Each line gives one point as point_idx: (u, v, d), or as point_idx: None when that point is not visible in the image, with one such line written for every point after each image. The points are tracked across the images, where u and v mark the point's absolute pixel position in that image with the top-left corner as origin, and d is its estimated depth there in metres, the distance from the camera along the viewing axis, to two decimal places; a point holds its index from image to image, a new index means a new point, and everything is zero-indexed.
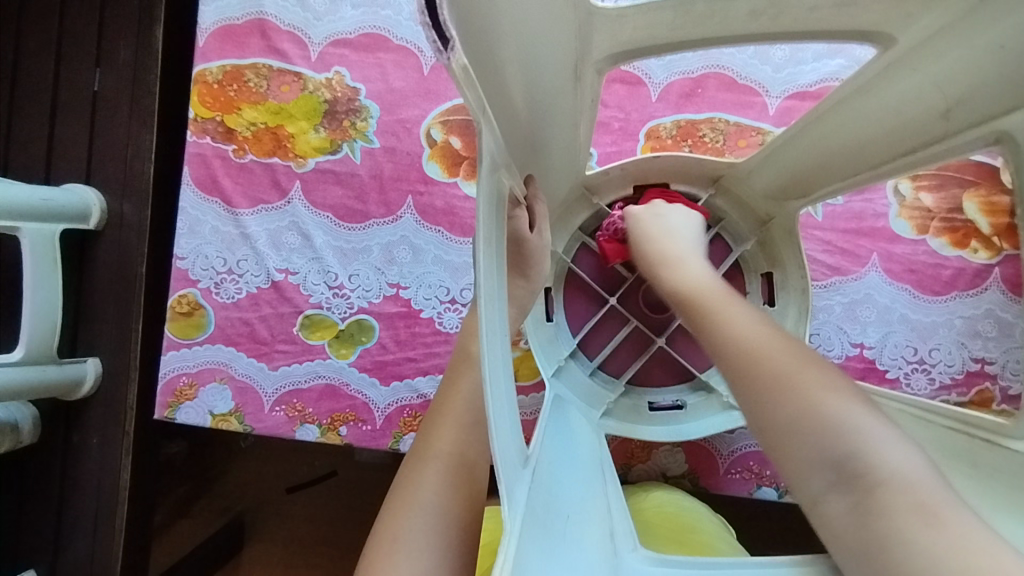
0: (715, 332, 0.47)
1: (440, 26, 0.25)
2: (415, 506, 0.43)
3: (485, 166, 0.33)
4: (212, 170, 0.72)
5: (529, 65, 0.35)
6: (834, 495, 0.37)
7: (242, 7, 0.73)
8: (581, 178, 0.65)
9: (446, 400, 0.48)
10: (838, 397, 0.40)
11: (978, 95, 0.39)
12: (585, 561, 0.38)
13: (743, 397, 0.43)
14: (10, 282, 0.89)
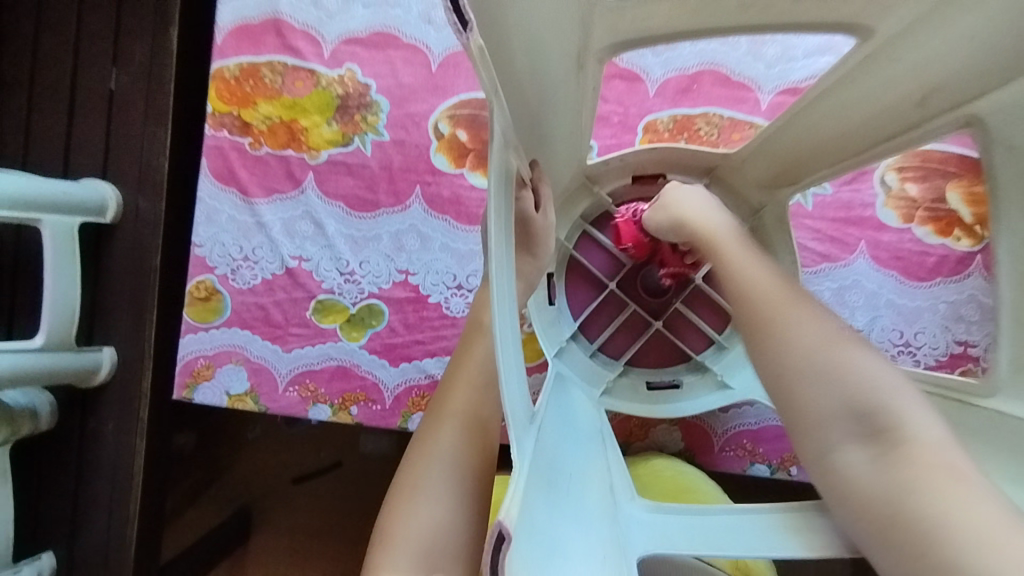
0: (748, 286, 0.46)
1: (460, 11, 0.28)
2: (434, 458, 0.48)
3: (496, 144, 0.36)
4: (229, 162, 0.76)
5: (536, 52, 0.38)
6: (854, 449, 0.40)
7: (258, 7, 0.76)
8: (582, 168, 0.68)
9: (461, 364, 0.52)
10: (873, 363, 0.42)
11: (952, 82, 0.43)
12: (588, 513, 0.42)
13: (772, 349, 0.43)
14: (30, 272, 0.92)
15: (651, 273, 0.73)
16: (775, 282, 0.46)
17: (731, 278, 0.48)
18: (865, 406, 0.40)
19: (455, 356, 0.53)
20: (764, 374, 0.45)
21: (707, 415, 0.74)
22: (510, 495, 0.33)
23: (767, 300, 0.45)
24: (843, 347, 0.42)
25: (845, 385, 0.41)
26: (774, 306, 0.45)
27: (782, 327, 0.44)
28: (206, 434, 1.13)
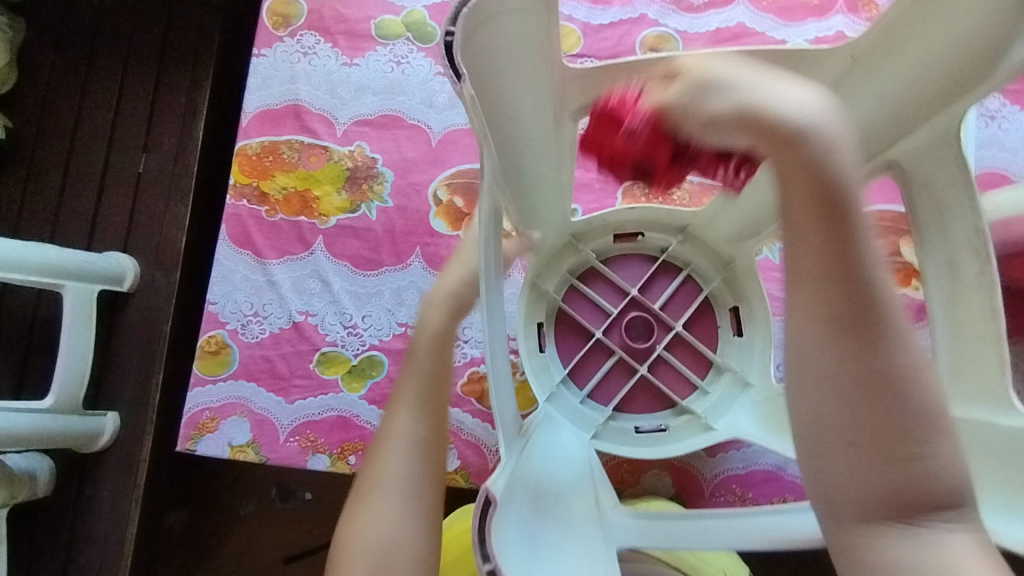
0: (869, 318, 0.34)
1: (455, 67, 0.36)
2: (385, 483, 0.50)
3: (485, 182, 0.43)
4: (246, 227, 0.83)
5: (517, 108, 0.46)
6: (896, 534, 0.35)
7: (281, 95, 0.86)
8: (566, 227, 0.75)
9: (402, 387, 0.54)
10: (955, 439, 0.36)
11: (871, 137, 0.49)
12: (566, 521, 0.48)
13: (862, 414, 0.34)
14: (47, 336, 0.97)
15: (634, 322, 0.77)
16: (891, 308, 0.35)
17: (842, 289, 0.34)
18: (931, 490, 0.35)
19: (400, 379, 0.56)
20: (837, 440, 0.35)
21: (695, 459, 0.77)
22: (497, 474, 0.41)
23: (884, 352, 0.34)
24: (938, 419, 0.35)
25: (920, 468, 0.35)
26: (886, 359, 0.34)
27: (882, 394, 0.34)
28: (198, 516, 1.03)
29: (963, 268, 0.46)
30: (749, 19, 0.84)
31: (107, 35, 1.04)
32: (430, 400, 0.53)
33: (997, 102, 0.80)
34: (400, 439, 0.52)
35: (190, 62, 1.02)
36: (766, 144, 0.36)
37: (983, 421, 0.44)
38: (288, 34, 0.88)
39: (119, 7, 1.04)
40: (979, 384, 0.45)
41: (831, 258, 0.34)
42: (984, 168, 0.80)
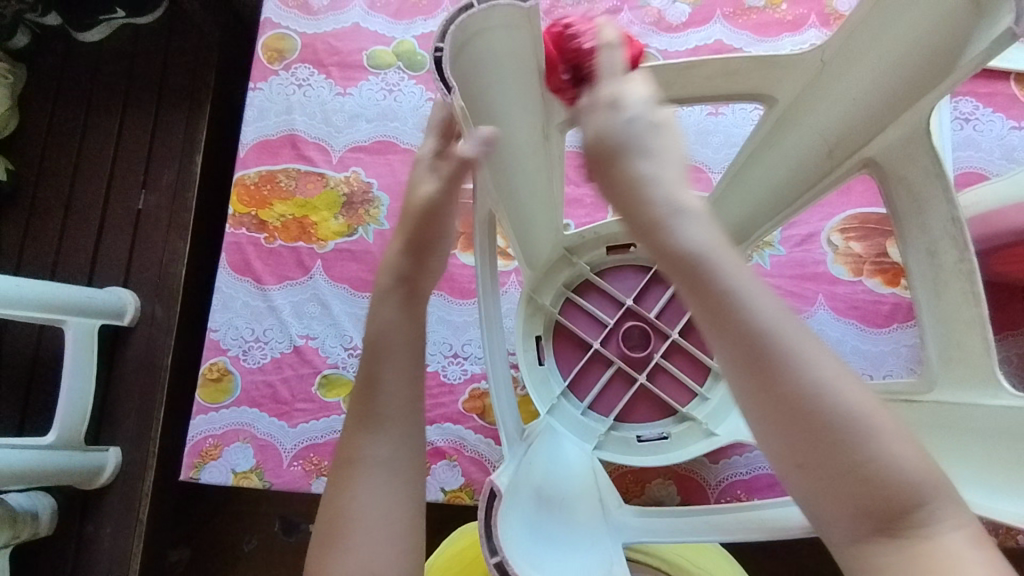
0: (770, 351, 0.34)
1: (444, 80, 0.38)
2: (353, 516, 0.45)
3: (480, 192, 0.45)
4: (246, 255, 0.84)
5: (505, 120, 0.49)
6: (884, 548, 0.34)
7: (277, 126, 0.89)
8: (560, 242, 0.76)
9: (359, 397, 0.48)
10: (896, 438, 0.34)
11: (847, 136, 0.52)
12: (573, 514, 0.50)
13: (797, 440, 0.34)
14: (48, 373, 0.98)
15: (631, 331, 0.77)
16: (789, 336, 0.34)
17: (726, 336, 0.35)
18: (898, 497, 0.33)
19: (357, 393, 0.49)
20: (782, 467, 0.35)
21: (699, 466, 0.77)
22: (501, 471, 0.44)
23: (793, 374, 0.34)
24: (878, 423, 0.34)
25: (880, 479, 0.34)
26: (800, 383, 0.34)
27: (810, 418, 0.34)
28: (201, 553, 1.02)
29: (944, 257, 0.48)
30: (727, 36, 0.87)
31: (106, 76, 1.07)
32: (392, 416, 0.47)
33: (971, 104, 0.83)
34: (366, 464, 0.46)
35: (187, 98, 1.04)
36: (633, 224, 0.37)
37: (975, 404, 0.46)
38: (282, 67, 0.91)
39: (118, 50, 1.08)
40: (970, 368, 0.48)
41: (709, 312, 0.35)
42: (962, 169, 0.82)
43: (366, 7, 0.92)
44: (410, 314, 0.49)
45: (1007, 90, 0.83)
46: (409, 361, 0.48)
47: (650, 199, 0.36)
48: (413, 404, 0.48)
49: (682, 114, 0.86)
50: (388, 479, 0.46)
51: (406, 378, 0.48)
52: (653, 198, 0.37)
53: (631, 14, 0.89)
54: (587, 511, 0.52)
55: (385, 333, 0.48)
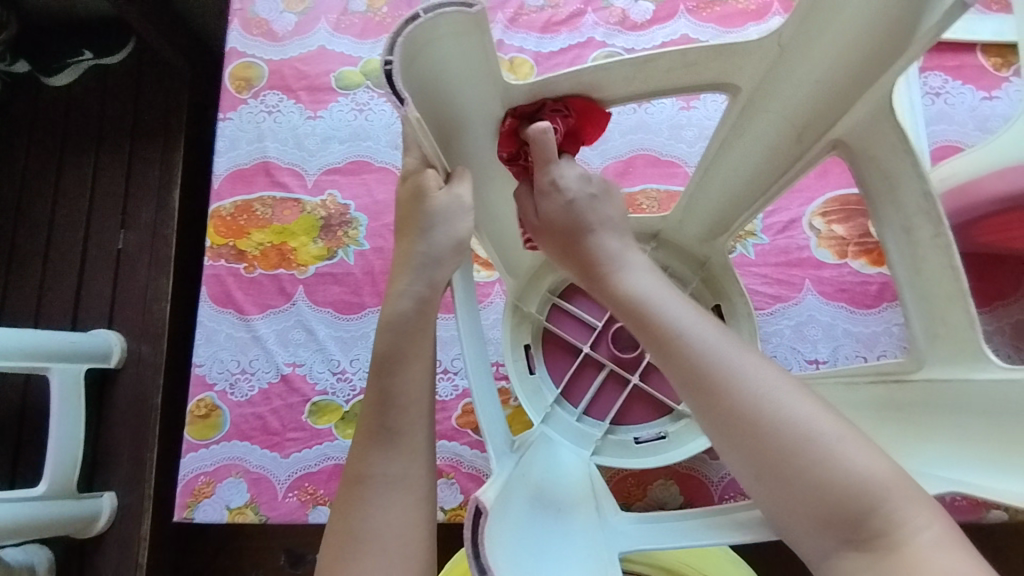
0: (701, 375, 0.43)
1: (397, 92, 0.38)
2: (362, 538, 0.44)
3: (439, 192, 0.45)
4: (226, 286, 0.83)
5: (466, 125, 0.48)
6: (846, 551, 0.38)
7: (249, 154, 0.88)
8: (540, 247, 0.74)
9: (361, 417, 0.47)
10: (842, 446, 0.39)
11: (813, 119, 0.51)
12: (574, 518, 0.50)
13: (738, 445, 0.41)
14: (36, 422, 0.96)
15: (620, 333, 0.76)
16: (723, 359, 0.43)
17: (673, 364, 0.44)
18: (849, 501, 0.38)
19: (370, 406, 0.47)
20: (738, 473, 0.42)
21: (700, 464, 0.76)
22: (487, 486, 0.43)
23: (730, 392, 0.42)
24: (820, 433, 0.40)
25: (827, 483, 0.38)
26: (737, 399, 0.42)
27: (751, 432, 0.41)
28: None
29: (919, 233, 0.48)
30: (692, 30, 0.87)
31: (77, 118, 1.06)
32: (403, 433, 0.46)
33: (940, 78, 0.83)
34: (376, 483, 0.45)
35: (160, 134, 1.03)
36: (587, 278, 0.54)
37: (965, 379, 0.46)
38: (251, 95, 0.90)
39: (88, 90, 1.07)
40: (955, 344, 0.48)
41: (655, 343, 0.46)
42: (938, 142, 0.82)
43: (331, 29, 0.91)
44: (422, 325, 0.46)
45: (975, 62, 0.83)
46: (420, 375, 0.47)
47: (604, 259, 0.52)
48: (416, 424, 0.47)
49: (654, 111, 0.85)
50: (398, 499, 0.45)
51: (419, 391, 0.46)
52: (613, 269, 0.52)
53: (595, 16, 0.89)
54: (583, 521, 0.50)
55: (398, 346, 0.46)
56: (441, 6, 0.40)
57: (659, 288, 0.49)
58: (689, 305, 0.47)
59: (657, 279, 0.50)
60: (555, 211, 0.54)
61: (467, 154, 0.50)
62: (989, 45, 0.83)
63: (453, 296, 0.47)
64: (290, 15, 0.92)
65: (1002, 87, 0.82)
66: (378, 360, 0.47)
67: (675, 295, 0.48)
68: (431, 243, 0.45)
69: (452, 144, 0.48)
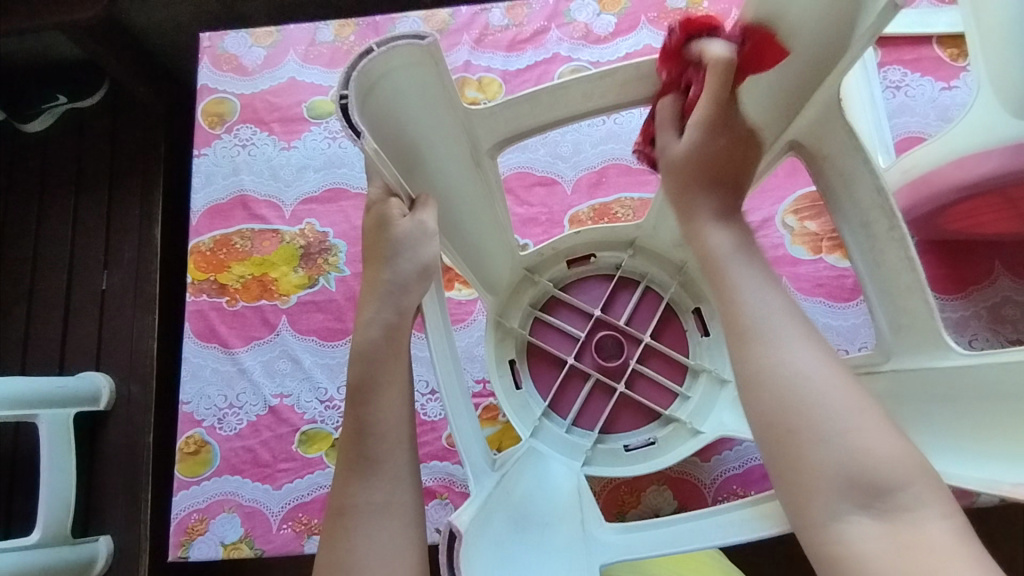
0: (762, 335, 0.43)
1: (353, 125, 0.39)
2: (351, 569, 0.44)
3: (403, 219, 0.46)
4: (210, 321, 0.84)
5: (426, 149, 0.49)
6: (861, 518, 0.39)
7: (226, 189, 0.89)
8: (518, 262, 0.74)
9: (344, 447, 0.47)
10: (884, 427, 0.40)
11: None
12: (556, 532, 0.51)
13: (784, 406, 0.41)
14: (27, 468, 0.95)
15: (604, 342, 0.75)
16: (787, 321, 0.44)
17: (739, 314, 0.45)
18: (877, 475, 0.39)
19: (350, 435, 0.47)
20: (770, 439, 0.42)
21: (691, 467, 0.76)
22: (463, 508, 0.44)
23: (790, 352, 0.43)
24: (866, 413, 0.41)
25: (861, 456, 0.39)
26: (794, 364, 0.42)
27: (803, 388, 0.41)
28: None
29: (876, 227, 0.49)
30: (655, 40, 0.89)
31: (56, 163, 1.07)
32: (384, 460, 0.46)
33: (899, 72, 0.85)
34: (360, 512, 0.45)
35: (140, 174, 1.04)
36: (678, 209, 0.51)
37: (932, 368, 0.48)
38: (224, 130, 0.91)
39: (65, 134, 1.07)
40: (920, 333, 0.49)
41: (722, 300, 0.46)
42: (901, 135, 0.84)
43: (300, 60, 0.93)
44: (393, 351, 0.47)
45: (931, 54, 0.85)
46: (395, 400, 0.47)
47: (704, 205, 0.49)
48: (396, 449, 0.47)
49: (623, 120, 0.87)
50: (384, 526, 0.45)
51: (397, 416, 0.47)
52: (705, 215, 0.49)
53: (559, 32, 0.91)
54: (568, 534, 0.51)
55: (371, 374, 0.47)
56: (392, 41, 0.41)
57: (742, 247, 0.48)
58: (762, 267, 0.47)
59: (739, 239, 0.49)
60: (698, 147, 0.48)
61: (431, 178, 0.51)
62: (944, 37, 0.85)
63: (423, 321, 0.48)
64: (259, 49, 0.93)
65: (960, 77, 0.84)
66: (355, 388, 0.47)
67: (751, 253, 0.48)
68: (396, 270, 0.46)
69: (416, 170, 0.49)
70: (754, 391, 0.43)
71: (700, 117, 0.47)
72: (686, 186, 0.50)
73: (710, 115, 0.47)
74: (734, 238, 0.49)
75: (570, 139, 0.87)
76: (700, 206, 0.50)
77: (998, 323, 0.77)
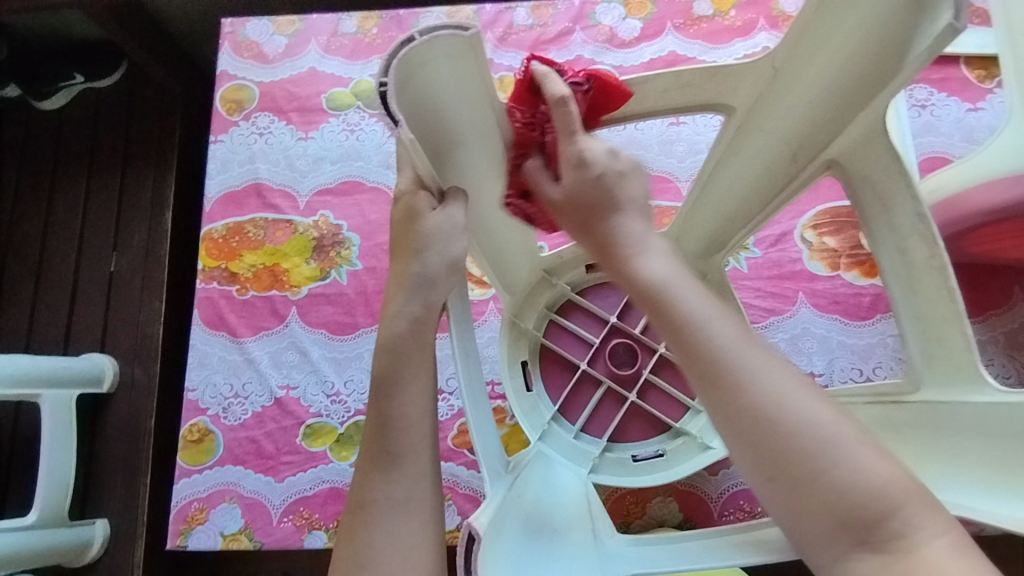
0: (718, 371, 0.39)
1: (391, 114, 0.40)
2: (370, 564, 0.43)
3: (435, 213, 0.46)
4: (219, 308, 0.83)
5: (462, 146, 0.49)
6: (861, 556, 0.36)
7: (241, 176, 0.88)
8: (537, 263, 0.73)
9: (366, 441, 0.46)
10: (865, 454, 0.37)
11: (808, 138, 0.52)
12: (566, 542, 0.50)
13: (759, 448, 0.37)
14: (28, 448, 0.95)
15: (617, 349, 0.75)
16: (744, 350, 0.40)
17: (688, 356, 0.40)
18: (869, 506, 0.36)
19: (372, 430, 0.46)
20: (753, 482, 0.38)
21: (699, 480, 0.75)
22: (480, 510, 0.44)
23: (753, 389, 0.38)
24: (849, 437, 0.37)
25: (850, 486, 0.36)
26: (758, 400, 0.38)
27: (773, 424, 0.37)
28: None
29: (914, 254, 0.48)
30: (680, 47, 0.88)
31: (69, 143, 1.06)
32: (405, 456, 0.45)
33: (926, 90, 0.84)
34: (380, 507, 0.44)
35: (153, 158, 1.03)
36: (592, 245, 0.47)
37: (961, 402, 0.47)
38: (242, 117, 0.90)
39: (80, 114, 1.07)
40: (952, 366, 0.48)
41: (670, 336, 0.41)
42: (925, 154, 0.83)
43: (321, 50, 0.92)
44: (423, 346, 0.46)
45: (959, 74, 0.84)
46: (419, 397, 0.46)
47: (622, 237, 0.45)
48: (419, 446, 0.46)
49: (644, 127, 0.86)
50: (403, 523, 0.44)
51: (421, 414, 0.46)
52: (629, 246, 0.44)
53: (583, 34, 0.90)
54: (578, 544, 0.50)
55: (398, 368, 0.46)
56: (434, 29, 0.41)
57: (676, 272, 0.43)
58: (702, 293, 0.42)
59: (675, 265, 0.44)
60: (580, 187, 0.45)
61: (461, 174, 0.51)
62: (973, 57, 0.84)
63: (450, 319, 0.48)
64: (280, 37, 0.93)
65: (987, 99, 0.83)
66: (380, 384, 0.46)
67: (689, 282, 0.43)
68: (424, 263, 0.46)
69: (448, 165, 0.49)
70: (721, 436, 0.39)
71: (568, 157, 0.45)
72: (589, 228, 0.46)
73: (579, 156, 0.45)
74: (668, 264, 0.44)
75: None
76: (613, 239, 0.45)
77: (1016, 350, 0.76)
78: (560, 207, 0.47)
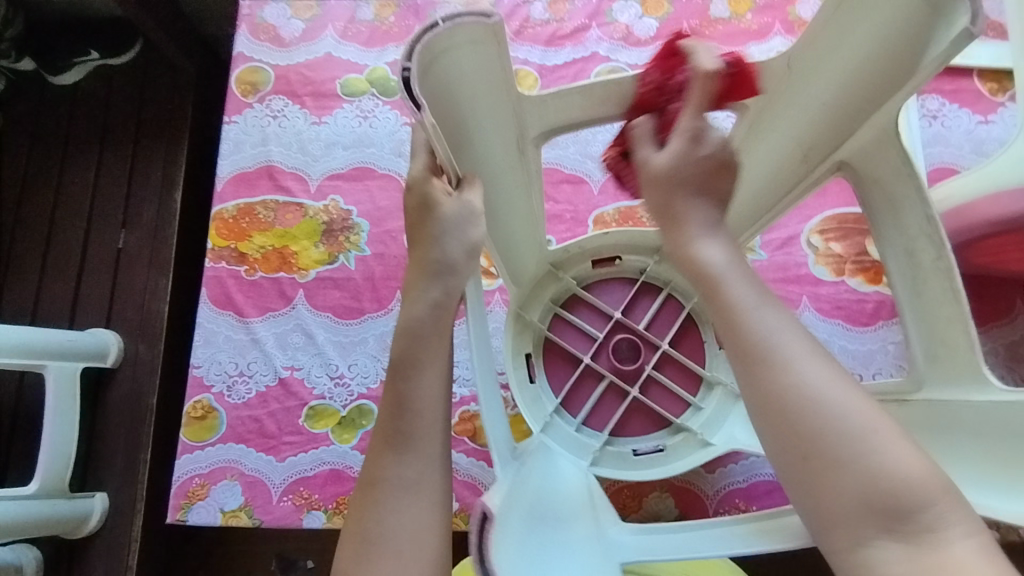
0: (765, 356, 0.41)
1: (414, 98, 0.39)
2: (378, 541, 0.44)
3: (450, 200, 0.46)
4: (227, 288, 0.84)
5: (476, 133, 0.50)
6: (885, 542, 0.37)
7: (254, 158, 0.89)
8: (545, 256, 0.74)
9: (378, 422, 0.47)
10: (898, 448, 0.38)
11: (819, 141, 0.53)
12: (570, 528, 0.51)
13: (795, 431, 0.39)
14: (30, 418, 0.95)
15: (620, 344, 0.75)
16: (792, 339, 0.41)
17: (737, 338, 0.42)
18: (898, 497, 0.37)
19: (383, 411, 0.47)
20: (784, 464, 0.40)
21: (696, 477, 0.76)
22: (492, 492, 0.44)
23: (796, 376, 0.40)
24: (882, 429, 0.39)
25: (882, 477, 0.38)
26: (802, 387, 0.40)
27: (815, 412, 0.39)
28: None
29: (921, 257, 0.50)
30: None
31: (82, 118, 1.07)
32: (415, 436, 0.46)
33: (937, 101, 0.85)
34: (390, 486, 0.45)
35: (165, 137, 1.03)
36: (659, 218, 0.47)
37: (966, 399, 0.48)
38: (257, 99, 0.91)
39: (94, 90, 1.07)
40: (956, 365, 0.49)
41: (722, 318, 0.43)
42: (934, 164, 0.83)
43: (337, 36, 0.92)
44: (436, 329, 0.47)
45: (971, 86, 0.85)
46: (432, 379, 0.47)
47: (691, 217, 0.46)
48: (431, 428, 0.47)
49: None
50: (411, 502, 0.45)
51: (432, 396, 0.47)
52: (695, 228, 0.46)
53: (599, 31, 0.90)
54: (582, 532, 0.51)
55: (411, 351, 0.47)
56: (458, 16, 0.41)
57: (734, 258, 0.45)
58: (757, 278, 0.44)
59: (733, 249, 0.45)
60: (669, 163, 0.46)
61: (477, 161, 0.52)
62: (985, 70, 0.85)
63: (464, 306, 0.48)
64: (298, 21, 0.93)
65: (997, 112, 0.84)
66: (394, 365, 0.47)
67: (745, 267, 0.44)
68: (442, 250, 0.46)
69: (464, 152, 0.49)
70: (760, 419, 0.41)
71: (685, 128, 0.46)
72: (669, 202, 0.46)
73: (694, 129, 0.46)
74: (725, 251, 0.45)
75: (601, 139, 0.87)
76: (685, 217, 0.46)
77: (1015, 362, 0.77)
78: (647, 175, 0.47)
